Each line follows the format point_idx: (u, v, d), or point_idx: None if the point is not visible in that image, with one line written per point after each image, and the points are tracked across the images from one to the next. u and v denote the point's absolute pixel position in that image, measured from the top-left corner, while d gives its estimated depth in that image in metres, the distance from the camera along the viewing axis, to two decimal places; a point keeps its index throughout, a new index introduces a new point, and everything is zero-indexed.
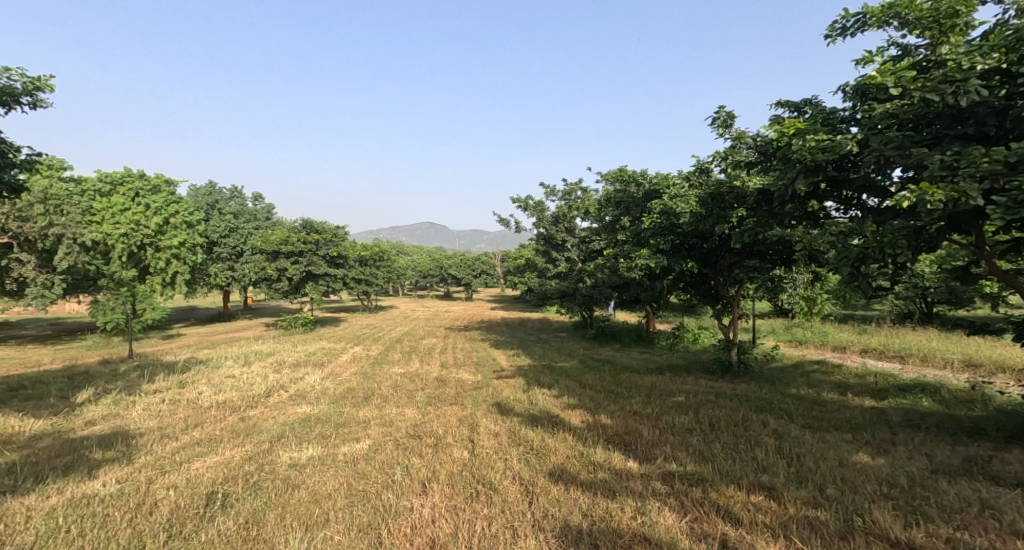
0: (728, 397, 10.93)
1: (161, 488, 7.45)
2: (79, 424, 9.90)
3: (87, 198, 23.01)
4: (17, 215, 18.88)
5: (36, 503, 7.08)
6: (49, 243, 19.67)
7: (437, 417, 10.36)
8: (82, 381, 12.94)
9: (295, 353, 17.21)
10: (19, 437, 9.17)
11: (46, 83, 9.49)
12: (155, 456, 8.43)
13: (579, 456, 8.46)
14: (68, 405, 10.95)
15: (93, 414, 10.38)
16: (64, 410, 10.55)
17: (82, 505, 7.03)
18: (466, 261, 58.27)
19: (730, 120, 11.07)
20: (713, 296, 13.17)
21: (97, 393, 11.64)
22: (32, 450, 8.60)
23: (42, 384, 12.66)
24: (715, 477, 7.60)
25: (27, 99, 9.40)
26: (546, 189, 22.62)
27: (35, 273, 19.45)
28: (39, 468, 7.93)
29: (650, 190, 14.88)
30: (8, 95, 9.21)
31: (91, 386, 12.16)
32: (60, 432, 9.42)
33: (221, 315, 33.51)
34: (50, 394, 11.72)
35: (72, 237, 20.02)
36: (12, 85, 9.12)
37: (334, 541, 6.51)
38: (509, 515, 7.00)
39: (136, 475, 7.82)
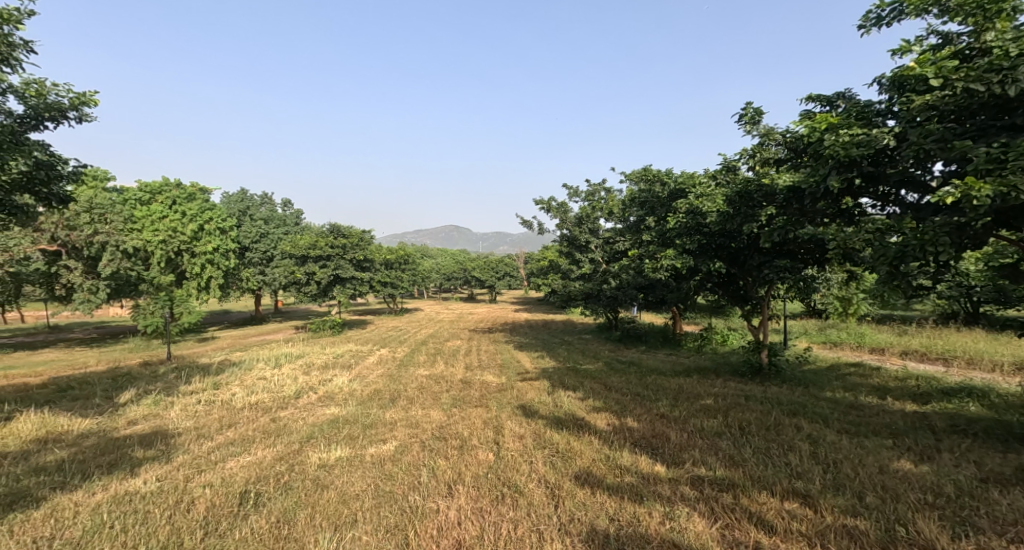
0: (759, 399, 10.68)
1: (197, 486, 7.54)
2: (121, 423, 10.11)
3: (129, 207, 23.96)
4: (65, 224, 19.77)
5: (82, 499, 7.21)
6: (94, 250, 20.35)
7: (463, 419, 10.33)
8: (124, 382, 13.23)
9: (324, 356, 17.38)
10: (66, 435, 9.40)
11: (91, 98, 9.73)
12: (192, 455, 8.55)
13: (605, 459, 8.34)
14: (112, 405, 11.21)
15: (134, 414, 10.59)
16: (108, 410, 10.79)
17: (124, 502, 7.15)
18: (490, 263, 58.40)
19: (758, 117, 10.82)
20: (742, 296, 12.88)
21: (138, 393, 11.90)
22: (79, 447, 8.81)
23: (87, 385, 13.01)
24: (746, 483, 7.40)
25: (74, 113, 9.64)
26: (570, 190, 22.53)
27: (82, 279, 19.88)
28: (85, 466, 8.09)
29: (675, 189, 14.63)
30: (57, 110, 9.45)
31: (133, 387, 12.43)
32: (104, 431, 9.62)
33: (252, 318, 34.12)
34: (95, 395, 11.94)
35: (115, 245, 20.74)
36: (59, 100, 9.38)
37: (362, 541, 6.50)
38: (535, 518, 6.91)
39: (174, 473, 7.93)
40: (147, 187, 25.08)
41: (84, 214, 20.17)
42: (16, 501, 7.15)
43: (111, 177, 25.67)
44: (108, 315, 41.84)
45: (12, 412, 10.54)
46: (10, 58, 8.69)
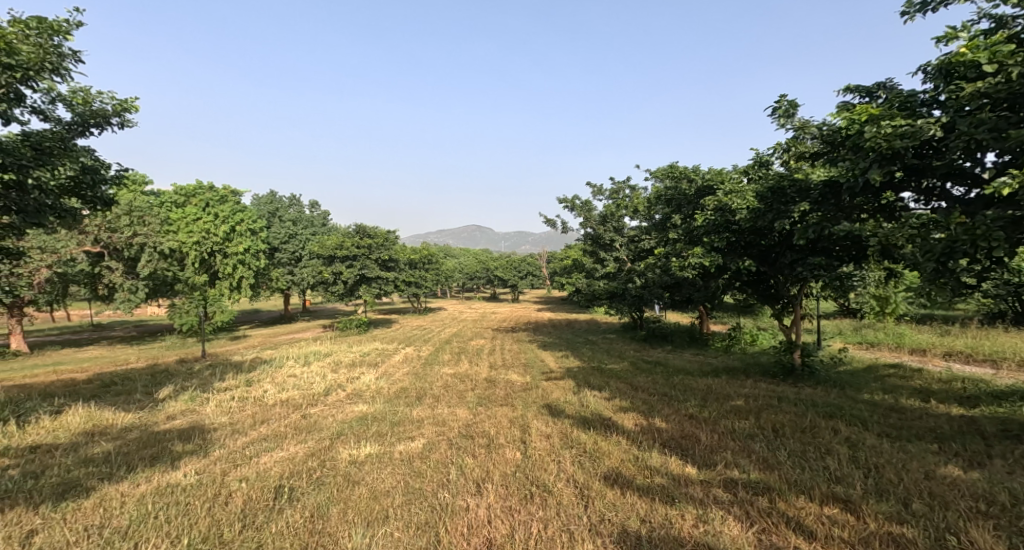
0: (791, 401, 10.44)
1: (234, 480, 7.65)
2: (161, 417, 10.32)
3: (165, 209, 24.62)
4: (107, 227, 20.49)
5: (128, 490, 7.37)
6: (134, 251, 20.95)
7: (489, 418, 10.30)
8: (163, 378, 13.53)
9: (352, 354, 17.54)
10: (110, 429, 9.62)
11: (133, 104, 9.93)
12: (228, 450, 8.68)
13: (634, 459, 8.23)
14: (151, 400, 11.47)
15: (173, 409, 10.80)
16: (148, 405, 11.04)
17: (167, 494, 7.27)
18: (512, 262, 58.46)
19: (792, 110, 10.57)
20: (773, 295, 12.64)
21: (176, 389, 12.17)
22: (122, 440, 9.01)
23: (128, 381, 13.34)
24: (783, 486, 7.25)
25: (117, 120, 9.85)
26: (593, 189, 22.40)
27: (122, 279, 20.52)
28: (129, 458, 8.28)
29: (703, 186, 14.41)
30: (101, 116, 9.70)
31: (171, 384, 12.71)
32: (146, 425, 9.83)
33: (280, 317, 34.66)
34: (136, 390, 12.25)
35: (153, 246, 21.29)
36: (103, 108, 9.60)
37: (395, 538, 6.51)
38: (566, 518, 6.85)
39: (212, 467, 8.05)
40: (182, 190, 25.71)
41: (124, 217, 20.84)
42: (66, 490, 7.35)
43: (148, 180, 26.33)
44: (144, 314, 42.92)
45: (59, 406, 10.84)
46: (60, 67, 8.89)
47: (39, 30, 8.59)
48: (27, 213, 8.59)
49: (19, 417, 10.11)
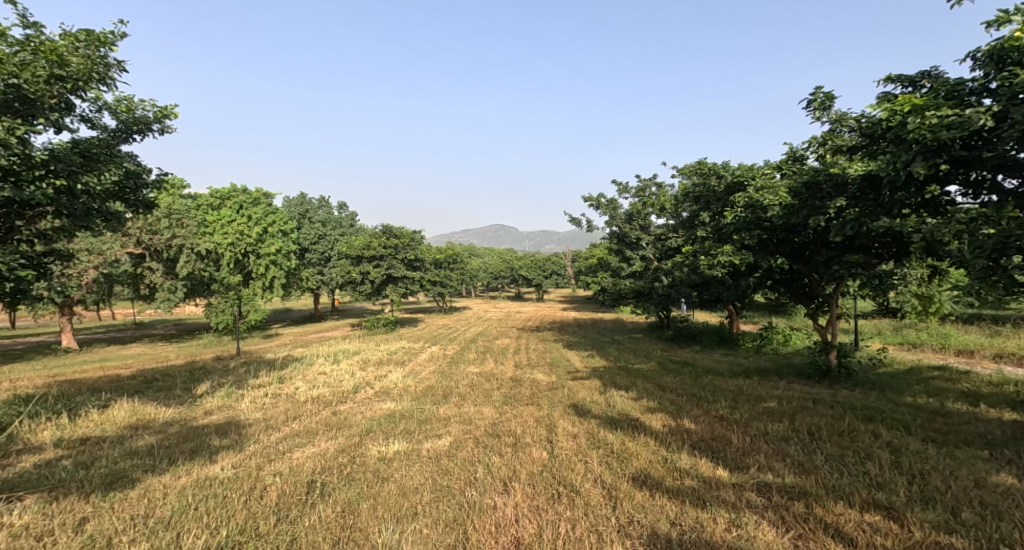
0: (828, 403, 10.11)
1: (269, 474, 7.68)
2: (199, 412, 10.46)
3: (201, 212, 24.75)
4: (147, 228, 21.06)
5: (170, 482, 7.44)
6: (173, 253, 21.53)
7: (515, 417, 10.17)
8: (201, 375, 13.76)
9: (379, 352, 17.62)
10: (152, 423, 9.79)
11: (172, 111, 10.04)
12: (262, 445, 8.72)
13: (663, 461, 8.02)
14: (190, 395, 11.65)
15: (210, 405, 10.95)
16: (187, 400, 11.23)
17: (206, 486, 7.33)
18: (537, 261, 58.29)
19: (828, 102, 10.24)
20: (807, 294, 12.27)
21: (213, 386, 12.35)
22: (164, 434, 9.16)
23: (168, 377, 13.59)
24: (820, 492, 7.00)
25: (157, 126, 9.99)
26: (619, 186, 22.12)
27: (163, 280, 21.15)
28: (170, 451, 8.39)
29: (733, 182, 14.03)
30: (143, 123, 9.83)
31: (208, 380, 12.90)
32: (185, 420, 9.97)
33: (310, 316, 35.12)
34: (176, 386, 12.49)
35: (191, 248, 21.76)
36: (144, 115, 9.73)
37: (424, 534, 6.44)
38: (594, 518, 6.70)
39: (247, 461, 8.11)
40: (217, 193, 25.67)
41: (164, 219, 21.39)
42: (113, 481, 7.46)
43: (185, 183, 26.69)
44: (183, 313, 44.11)
45: (106, 400, 11.09)
46: (106, 77, 9.04)
47: (87, 41, 8.73)
48: (76, 216, 8.88)
49: (70, 411, 10.40)
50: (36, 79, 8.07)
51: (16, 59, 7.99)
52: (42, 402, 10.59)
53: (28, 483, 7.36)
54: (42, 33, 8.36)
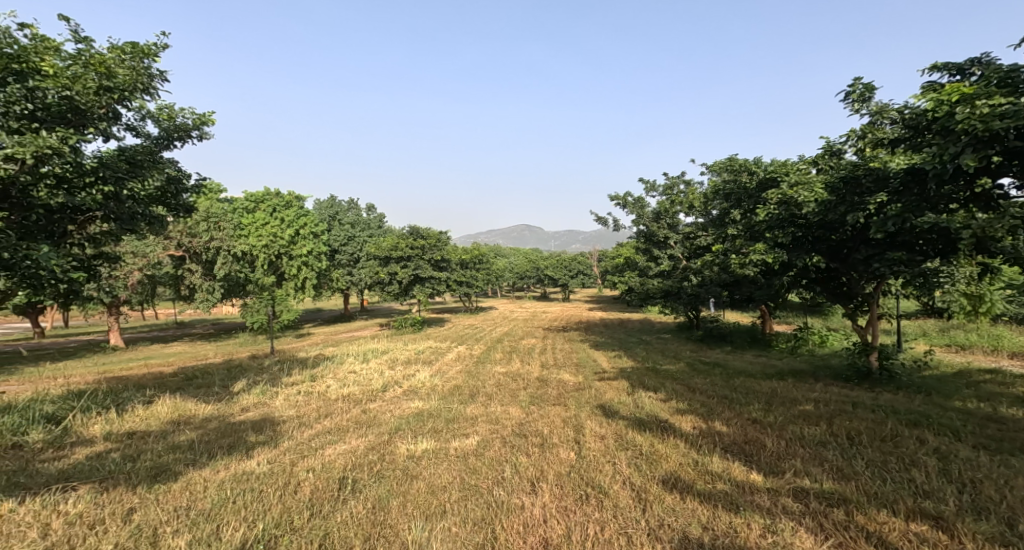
0: (868, 407, 9.71)
1: (302, 470, 7.67)
2: (236, 409, 10.56)
3: (237, 215, 25.33)
4: (187, 231, 21.51)
5: (210, 476, 7.48)
6: (211, 255, 22.02)
7: (542, 417, 10.02)
8: (237, 372, 13.95)
9: (407, 352, 17.64)
10: (193, 418, 9.91)
11: (211, 118, 10.05)
12: (296, 441, 8.73)
13: (693, 464, 7.78)
14: (228, 392, 11.80)
15: (246, 401, 11.05)
16: (225, 397, 11.35)
17: (244, 481, 7.34)
18: (563, 261, 57.98)
19: (868, 93, 9.85)
20: (845, 293, 11.84)
21: (249, 383, 12.50)
22: (203, 430, 9.25)
23: (208, 374, 13.83)
24: (861, 499, 6.71)
25: (196, 133, 10.07)
26: (647, 184, 21.78)
27: (201, 281, 21.70)
28: (210, 446, 8.46)
29: (766, 178, 13.60)
30: (183, 131, 9.92)
31: (244, 378, 13.05)
32: (223, 416, 10.07)
33: (340, 316, 35.51)
34: (215, 383, 12.67)
35: (228, 250, 22.17)
36: (184, 122, 9.81)
37: (453, 533, 6.33)
38: (624, 521, 6.51)
39: (282, 457, 8.12)
40: (252, 197, 26.26)
41: (202, 222, 21.81)
42: (158, 473, 7.53)
43: (223, 189, 27.27)
44: (220, 313, 45.17)
45: (150, 396, 11.32)
46: (150, 87, 9.13)
47: (132, 54, 8.81)
48: (122, 220, 9.08)
49: (117, 405, 10.62)
50: (86, 90, 8.17)
51: (67, 72, 8.09)
52: (92, 397, 10.86)
53: (82, 474, 7.48)
54: (92, 46, 8.45)
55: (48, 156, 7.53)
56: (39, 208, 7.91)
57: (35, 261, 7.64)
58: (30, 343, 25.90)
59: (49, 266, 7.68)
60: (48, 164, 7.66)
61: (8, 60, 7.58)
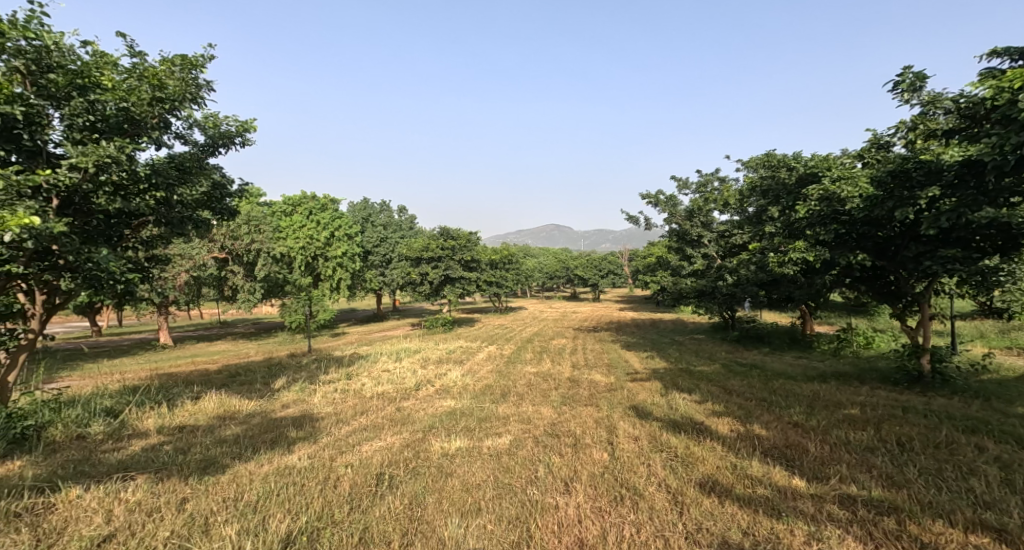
0: (919, 412, 9.24)
1: (341, 465, 7.65)
2: (277, 405, 10.66)
3: (276, 218, 25.90)
4: (229, 234, 22.06)
5: (254, 469, 7.51)
6: (251, 257, 22.52)
7: (575, 417, 9.84)
8: (277, 370, 14.16)
9: (439, 351, 17.62)
10: (238, 414, 10.03)
11: (253, 125, 9.95)
12: (334, 437, 8.74)
13: (732, 467, 7.49)
14: (268, 389, 11.96)
15: (286, 398, 11.17)
16: (266, 394, 11.49)
17: (287, 475, 7.34)
18: (593, 261, 57.52)
19: (919, 82, 9.38)
20: (892, 293, 11.34)
21: (288, 380, 12.65)
22: (247, 425, 9.35)
23: (249, 372, 14.07)
24: (914, 508, 6.35)
25: (239, 139, 10.02)
26: (680, 182, 21.36)
27: (243, 282, 22.27)
28: (254, 440, 8.53)
29: (806, 174, 13.13)
30: (227, 138, 9.88)
31: (284, 375, 13.23)
32: (265, 412, 10.18)
33: (373, 316, 35.86)
34: (256, 380, 12.85)
35: (267, 252, 22.66)
36: (227, 130, 9.73)
37: (487, 531, 6.20)
38: (660, 523, 6.30)
39: (321, 452, 8.13)
40: (290, 201, 26.73)
41: (243, 225, 22.33)
42: (207, 466, 7.60)
43: (263, 193, 27.85)
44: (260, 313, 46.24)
45: (198, 392, 11.53)
46: (198, 97, 9.11)
47: (182, 65, 8.74)
48: (172, 225, 9.25)
49: (168, 400, 10.84)
50: (141, 102, 8.30)
51: (124, 84, 8.23)
52: (146, 392, 11.12)
53: (139, 464, 7.61)
54: (146, 60, 8.56)
55: (106, 165, 7.68)
56: (100, 213, 8.40)
57: (96, 263, 8.03)
58: (83, 340, 26.91)
59: (108, 267, 7.87)
60: (107, 173, 7.84)
61: (72, 75, 7.72)
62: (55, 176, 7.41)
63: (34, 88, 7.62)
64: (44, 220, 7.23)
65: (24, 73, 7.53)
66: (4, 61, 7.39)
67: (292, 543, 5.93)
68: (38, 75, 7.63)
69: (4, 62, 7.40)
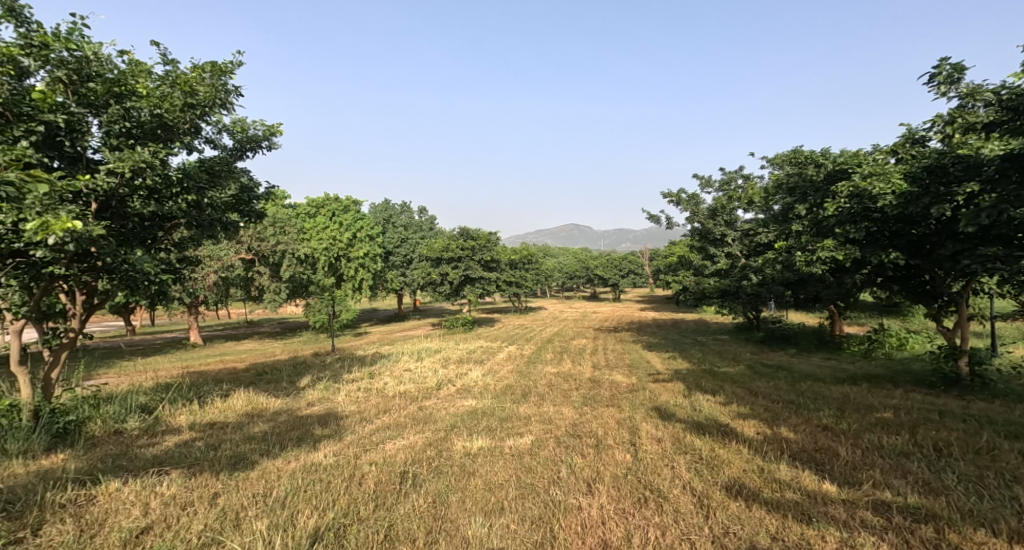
0: (957, 416, 8.91)
1: (365, 463, 7.62)
2: (302, 403, 10.70)
3: (300, 220, 26.19)
4: (256, 235, 22.37)
5: (282, 466, 7.52)
6: (277, 258, 22.78)
7: (597, 418, 9.69)
8: (301, 369, 14.24)
9: (460, 351, 17.59)
10: (265, 411, 10.09)
11: (279, 129, 9.99)
12: (358, 435, 8.72)
13: (759, 470, 7.29)
14: (293, 387, 12.03)
15: (311, 396, 11.20)
16: (292, 392, 11.55)
17: (313, 471, 7.33)
18: (613, 261, 57.13)
19: (957, 74, 9.06)
20: (927, 293, 10.98)
21: (314, 379, 12.69)
22: (273, 422, 9.38)
23: (276, 370, 14.17)
24: (953, 515, 6.11)
25: (267, 143, 10.07)
26: (703, 181, 21.05)
27: (269, 282, 22.53)
28: (280, 438, 8.55)
29: (834, 170, 12.80)
30: (255, 142, 9.94)
31: (309, 374, 13.28)
32: (291, 410, 10.22)
33: (395, 316, 36.03)
34: (282, 379, 12.94)
35: (292, 252, 22.91)
36: (254, 134, 9.79)
37: (511, 530, 6.10)
38: (685, 526, 6.13)
39: (346, 450, 8.11)
40: (313, 202, 26.98)
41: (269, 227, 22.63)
42: (237, 461, 7.63)
43: (287, 195, 28.19)
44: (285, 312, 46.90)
45: (227, 389, 11.63)
46: (228, 103, 9.12)
47: (212, 72, 8.77)
48: (203, 228, 9.29)
49: (198, 397, 10.95)
50: (173, 108, 8.38)
51: (157, 91, 8.34)
52: (177, 390, 11.25)
53: (173, 459, 7.67)
54: (178, 67, 8.65)
55: (141, 169, 7.74)
56: (135, 217, 8.49)
57: (131, 265, 8.04)
58: (116, 339, 27.52)
59: (143, 268, 7.92)
60: (142, 176, 7.95)
61: (109, 84, 7.84)
62: (93, 181, 7.47)
63: (75, 97, 7.68)
64: (83, 223, 7.30)
65: (66, 83, 7.56)
66: (48, 72, 7.47)
67: (320, 539, 5.90)
68: (79, 84, 7.66)
69: (48, 73, 7.47)
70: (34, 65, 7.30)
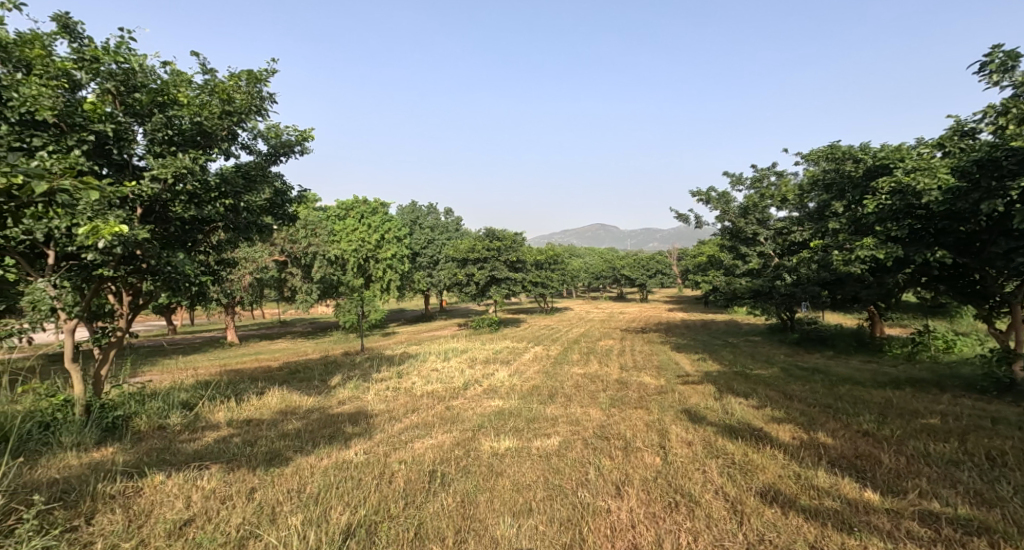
0: (1012, 423, 8.41)
1: (395, 461, 7.52)
2: (332, 401, 10.69)
3: (330, 222, 26.44)
4: (288, 237, 22.65)
5: (315, 462, 7.47)
6: (308, 259, 23.01)
7: (625, 420, 9.44)
8: (332, 368, 14.30)
9: (486, 351, 17.47)
10: (298, 409, 10.10)
11: (311, 134, 10.03)
12: (388, 434, 8.65)
13: (795, 476, 6.96)
14: (325, 386, 12.05)
15: (342, 395, 11.19)
16: (324, 390, 11.56)
17: (345, 468, 7.26)
18: (641, 261, 56.49)
19: (1010, 62, 8.58)
20: (978, 293, 10.44)
21: (345, 378, 12.71)
22: (306, 420, 9.36)
23: (308, 369, 14.23)
24: (1008, 529, 5.72)
25: (300, 148, 10.11)
26: (733, 179, 20.56)
27: (301, 283, 22.75)
28: (313, 435, 8.52)
29: (874, 165, 12.30)
30: (288, 147, 9.98)
31: (341, 373, 13.29)
32: (323, 407, 10.21)
33: (422, 316, 36.15)
34: (314, 377, 12.98)
35: (322, 254, 23.13)
36: (288, 140, 9.85)
37: (539, 532, 5.92)
38: (718, 532, 5.87)
39: (376, 448, 8.03)
40: (343, 205, 27.10)
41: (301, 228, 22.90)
42: (273, 457, 7.61)
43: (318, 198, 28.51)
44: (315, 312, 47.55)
45: (263, 387, 11.70)
46: (263, 109, 9.18)
47: (247, 80, 8.82)
48: (239, 230, 9.36)
49: (236, 394, 11.03)
50: (212, 115, 8.44)
51: (197, 100, 8.39)
52: (217, 387, 11.36)
53: (213, 454, 7.69)
54: (216, 76, 8.69)
55: (182, 175, 7.81)
56: (176, 220, 8.54)
57: (174, 267, 8.12)
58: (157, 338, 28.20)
59: (185, 271, 7.90)
60: (183, 182, 7.97)
61: (153, 94, 7.86)
62: (139, 188, 7.55)
63: (123, 107, 7.81)
64: (130, 227, 7.38)
65: (115, 94, 7.70)
66: (97, 84, 7.59)
67: (352, 536, 5.80)
68: (126, 95, 7.79)
69: (98, 85, 7.60)
70: (86, 78, 7.45)
